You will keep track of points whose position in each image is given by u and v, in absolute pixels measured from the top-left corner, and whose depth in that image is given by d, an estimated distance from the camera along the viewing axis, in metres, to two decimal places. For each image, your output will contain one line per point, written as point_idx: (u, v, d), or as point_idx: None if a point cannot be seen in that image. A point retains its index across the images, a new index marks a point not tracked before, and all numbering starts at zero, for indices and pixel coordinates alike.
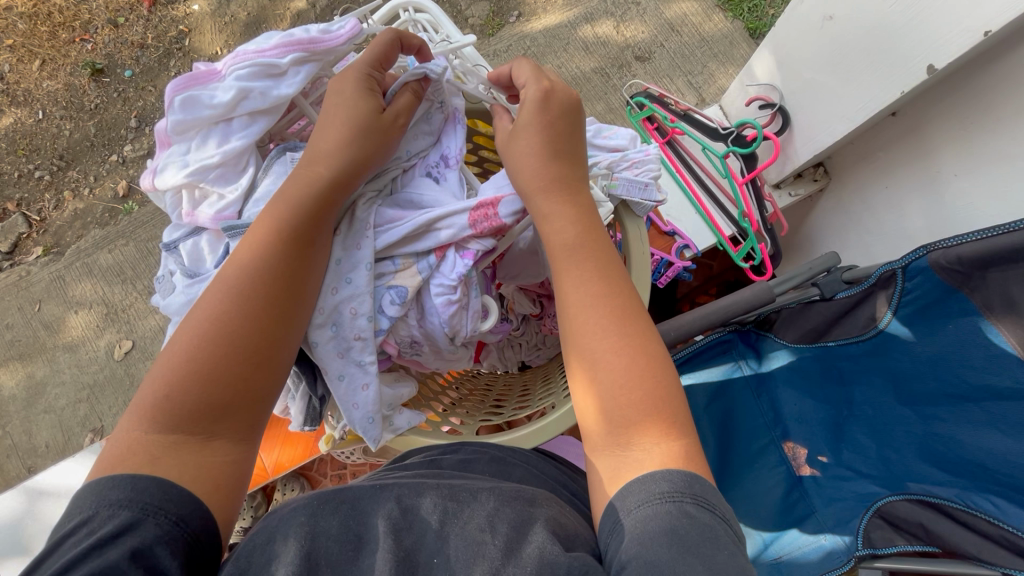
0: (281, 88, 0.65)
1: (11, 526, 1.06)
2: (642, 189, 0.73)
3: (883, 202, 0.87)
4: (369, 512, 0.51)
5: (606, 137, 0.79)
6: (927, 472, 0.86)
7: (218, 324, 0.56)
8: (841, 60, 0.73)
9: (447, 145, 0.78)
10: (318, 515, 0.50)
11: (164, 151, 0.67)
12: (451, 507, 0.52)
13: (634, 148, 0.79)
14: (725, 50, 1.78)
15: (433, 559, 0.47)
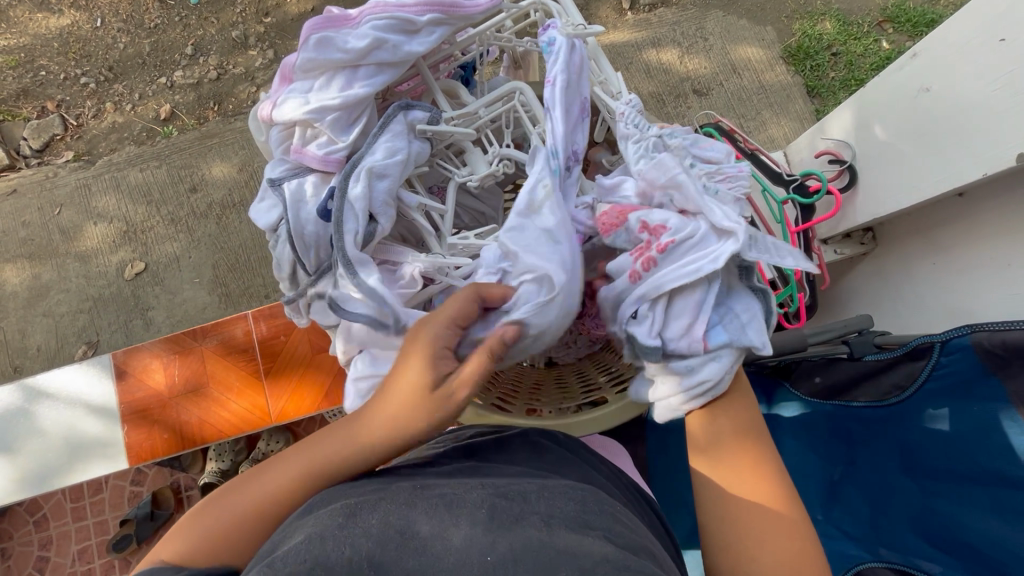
0: (412, 45, 0.65)
1: (6, 421, 1.05)
2: (738, 207, 0.64)
3: (927, 278, 0.88)
4: (407, 517, 0.48)
5: (701, 147, 0.71)
6: (914, 545, 0.88)
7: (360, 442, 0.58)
8: (927, 134, 0.75)
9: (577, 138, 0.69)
10: (355, 517, 0.48)
11: (283, 86, 0.67)
12: (501, 503, 0.52)
13: (729, 162, 0.69)
14: (780, 102, 1.80)
15: (488, 557, 0.45)
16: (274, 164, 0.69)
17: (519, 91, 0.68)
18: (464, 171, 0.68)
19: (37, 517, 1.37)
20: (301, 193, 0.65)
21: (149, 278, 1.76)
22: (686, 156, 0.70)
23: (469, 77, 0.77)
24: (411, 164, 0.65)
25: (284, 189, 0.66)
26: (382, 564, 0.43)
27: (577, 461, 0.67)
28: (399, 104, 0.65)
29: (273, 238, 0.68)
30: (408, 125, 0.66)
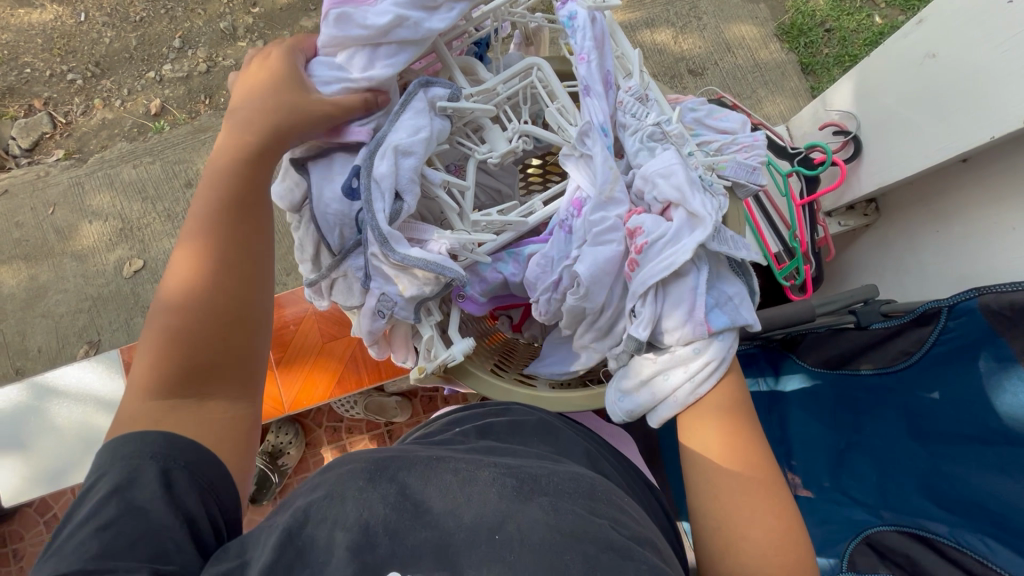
0: (431, 22, 0.64)
1: (18, 418, 1.05)
2: (750, 171, 0.69)
3: (931, 245, 0.89)
4: (423, 487, 0.49)
5: (715, 119, 0.75)
6: (922, 507, 0.90)
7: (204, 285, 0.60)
8: (933, 99, 0.76)
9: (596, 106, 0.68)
10: (376, 482, 0.48)
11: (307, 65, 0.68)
12: (514, 483, 0.51)
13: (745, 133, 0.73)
14: (776, 80, 1.80)
15: (496, 535, 0.46)
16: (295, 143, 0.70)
17: (537, 66, 0.68)
18: (484, 148, 0.68)
19: (49, 515, 1.37)
20: (326, 171, 0.66)
21: (148, 275, 1.75)
22: (699, 128, 0.74)
23: (484, 54, 0.76)
24: (434, 143, 0.65)
25: (308, 170, 0.67)
26: (397, 534, 0.45)
27: (591, 448, 0.67)
28: (420, 80, 0.65)
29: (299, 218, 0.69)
30: (430, 102, 0.65)
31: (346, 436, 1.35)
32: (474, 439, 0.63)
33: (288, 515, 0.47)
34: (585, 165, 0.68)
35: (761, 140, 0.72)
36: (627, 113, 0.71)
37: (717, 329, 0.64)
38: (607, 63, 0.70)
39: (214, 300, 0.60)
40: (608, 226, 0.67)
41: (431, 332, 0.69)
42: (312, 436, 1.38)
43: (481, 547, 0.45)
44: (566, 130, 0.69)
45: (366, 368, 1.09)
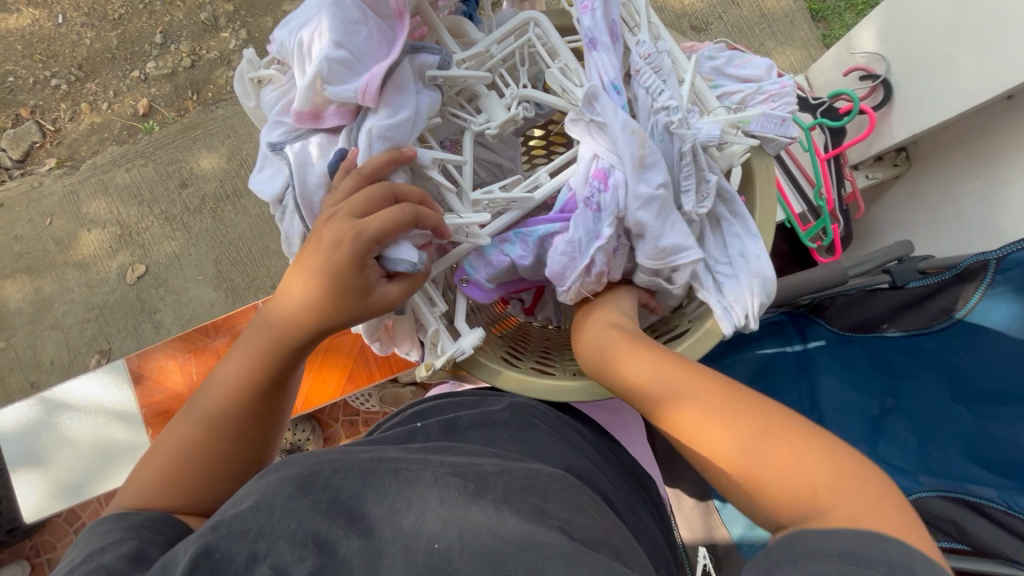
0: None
1: (28, 434, 1.03)
2: (779, 123, 0.59)
3: (971, 194, 0.82)
4: (357, 492, 0.48)
5: (736, 66, 0.65)
6: (967, 471, 0.86)
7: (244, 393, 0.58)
8: (971, 32, 0.69)
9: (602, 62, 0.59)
10: (307, 489, 0.46)
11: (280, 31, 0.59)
12: (455, 483, 0.50)
13: (772, 79, 0.63)
14: (785, 30, 1.71)
15: (436, 545, 0.44)
16: (270, 127, 0.61)
17: (534, 21, 0.61)
18: (481, 119, 0.62)
19: (76, 525, 1.37)
20: (306, 155, 0.58)
21: (152, 280, 1.72)
22: (718, 78, 0.65)
23: (473, 13, 0.67)
24: (423, 116, 0.59)
25: (286, 153, 0.58)
26: (329, 544, 0.43)
27: (562, 449, 0.64)
28: (408, 46, 0.59)
29: (280, 210, 0.61)
30: (418, 71, 0.59)
31: (363, 429, 1.33)
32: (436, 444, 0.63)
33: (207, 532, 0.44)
34: (598, 132, 0.60)
35: (791, 86, 0.62)
36: (642, 85, 0.60)
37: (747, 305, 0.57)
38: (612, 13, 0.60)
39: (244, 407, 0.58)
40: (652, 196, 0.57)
41: (437, 324, 0.64)
42: (330, 431, 1.36)
43: (418, 562, 0.43)
44: (571, 92, 0.61)
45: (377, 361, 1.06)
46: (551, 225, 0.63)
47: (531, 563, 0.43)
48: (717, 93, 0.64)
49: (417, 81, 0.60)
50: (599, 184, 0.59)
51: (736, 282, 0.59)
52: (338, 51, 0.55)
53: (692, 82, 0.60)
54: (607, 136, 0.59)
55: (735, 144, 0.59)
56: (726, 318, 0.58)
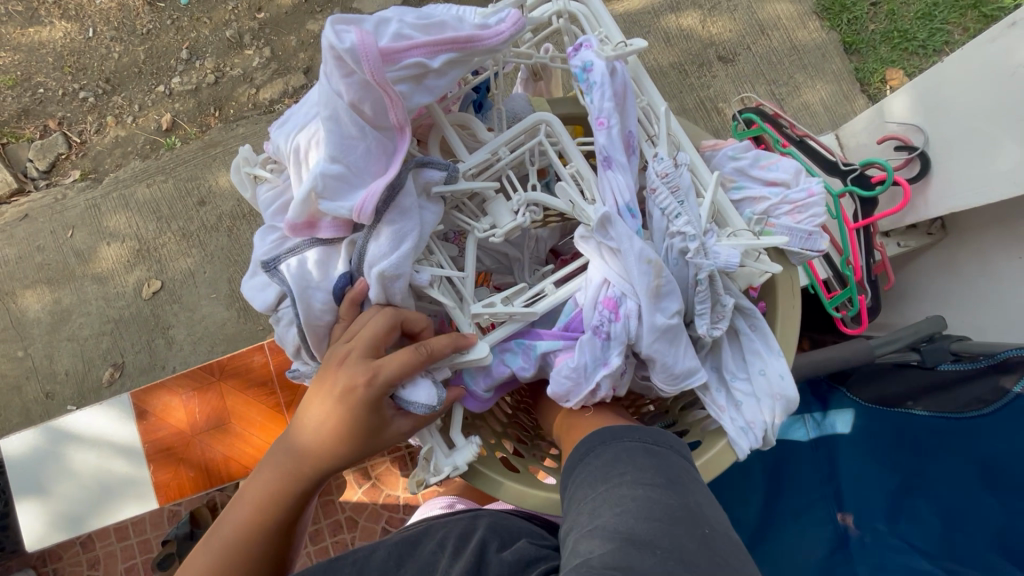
0: (418, 98, 0.50)
1: (34, 464, 1.03)
2: (806, 237, 0.59)
3: (1013, 275, 0.77)
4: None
5: (762, 167, 0.62)
6: (995, 564, 0.81)
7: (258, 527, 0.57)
8: (1020, 119, 0.63)
9: (616, 178, 0.56)
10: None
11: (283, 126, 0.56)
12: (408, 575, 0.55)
13: (798, 185, 0.60)
14: (816, 63, 1.65)
15: None
16: (263, 233, 0.60)
17: (545, 122, 0.56)
18: (486, 224, 0.57)
19: (82, 544, 1.39)
20: (306, 274, 0.57)
21: (167, 296, 1.74)
22: (742, 180, 0.62)
23: (484, 99, 0.64)
24: (423, 238, 0.55)
25: (282, 272, 0.57)
26: None
27: (535, 526, 0.67)
28: (414, 160, 0.54)
29: (275, 317, 0.60)
30: (423, 187, 0.55)
31: (366, 461, 1.32)
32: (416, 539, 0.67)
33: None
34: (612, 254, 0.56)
35: (818, 194, 0.60)
36: (656, 205, 0.56)
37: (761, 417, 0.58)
38: (630, 124, 0.57)
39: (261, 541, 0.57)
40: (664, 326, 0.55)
41: (431, 442, 0.61)
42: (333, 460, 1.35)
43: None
44: (581, 206, 0.56)
45: None
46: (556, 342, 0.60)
47: None
48: (739, 197, 0.62)
49: (421, 194, 0.55)
50: (610, 313, 0.56)
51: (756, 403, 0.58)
52: (332, 168, 0.50)
53: (714, 199, 0.56)
54: (620, 262, 0.56)
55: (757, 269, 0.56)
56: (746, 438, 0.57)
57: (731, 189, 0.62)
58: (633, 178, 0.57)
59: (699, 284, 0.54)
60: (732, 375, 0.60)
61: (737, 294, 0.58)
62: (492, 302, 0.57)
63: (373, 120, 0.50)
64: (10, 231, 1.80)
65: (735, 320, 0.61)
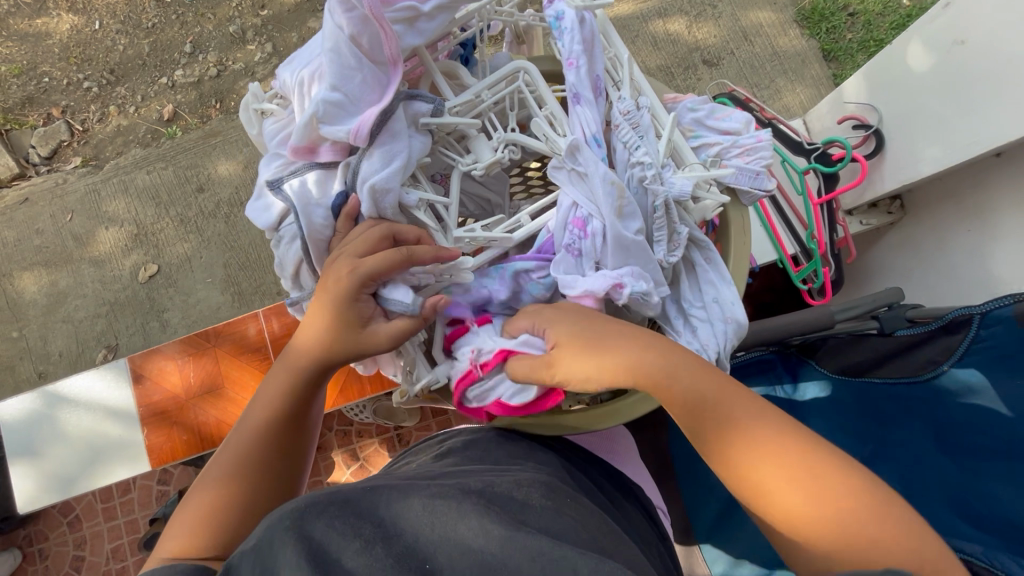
0: (410, 38, 0.58)
1: (29, 427, 1.06)
2: (754, 176, 0.61)
3: (963, 246, 0.82)
4: (357, 515, 0.47)
5: (717, 119, 0.66)
6: (949, 525, 0.83)
7: (266, 426, 0.62)
8: (963, 91, 0.70)
9: (584, 116, 0.61)
10: (303, 518, 0.45)
11: (290, 64, 0.63)
12: (442, 504, 0.51)
13: (749, 132, 0.64)
14: (796, 69, 1.73)
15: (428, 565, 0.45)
16: (268, 159, 0.64)
17: (524, 70, 0.61)
18: (469, 159, 0.62)
19: (69, 520, 1.40)
20: (306, 193, 0.61)
21: (163, 280, 1.77)
22: (699, 130, 0.66)
23: (469, 55, 0.69)
24: (412, 162, 0.60)
25: (286, 191, 0.61)
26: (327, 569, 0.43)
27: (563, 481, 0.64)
28: (403, 93, 0.59)
29: (274, 238, 0.64)
30: (411, 118, 0.60)
31: (355, 441, 1.35)
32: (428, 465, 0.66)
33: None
34: (579, 182, 0.61)
35: (767, 141, 0.63)
36: (620, 139, 0.61)
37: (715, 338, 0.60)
38: (597, 69, 0.62)
39: (266, 438, 0.62)
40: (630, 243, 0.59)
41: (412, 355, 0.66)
42: (323, 439, 1.38)
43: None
44: (553, 140, 0.61)
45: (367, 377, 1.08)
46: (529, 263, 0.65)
47: None
48: (694, 144, 0.65)
49: (410, 126, 0.60)
50: (579, 233, 0.62)
51: (710, 327, 0.60)
52: (331, 96, 0.56)
53: (669, 138, 0.61)
54: (587, 188, 0.61)
55: (708, 200, 0.60)
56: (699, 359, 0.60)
57: (690, 137, 0.65)
58: (601, 117, 0.62)
59: (657, 210, 0.58)
60: (688, 304, 0.62)
61: (692, 227, 0.62)
62: (473, 227, 0.63)
63: (372, 53, 0.57)
64: (10, 214, 1.83)
65: (689, 254, 0.63)
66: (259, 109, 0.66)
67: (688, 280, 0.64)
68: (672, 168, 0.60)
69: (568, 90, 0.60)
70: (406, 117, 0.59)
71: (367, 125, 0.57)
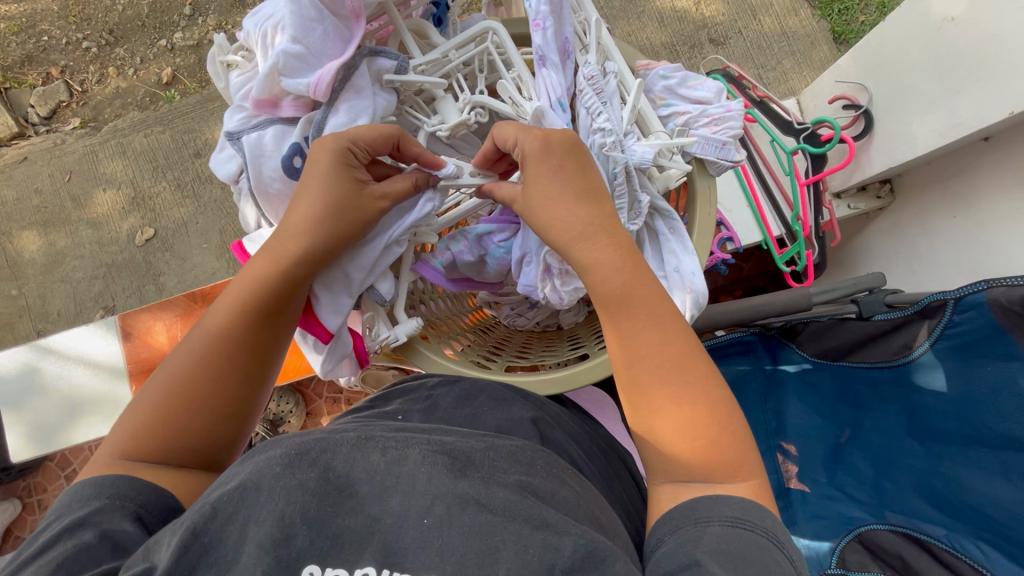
0: None
1: (19, 378, 1.08)
2: (720, 147, 0.60)
3: (947, 232, 0.82)
4: (346, 467, 0.45)
5: (690, 88, 0.65)
6: (919, 508, 0.86)
7: (217, 342, 0.56)
8: (950, 72, 0.69)
9: (548, 79, 0.59)
10: (294, 466, 0.44)
11: (257, 9, 0.62)
12: (445, 461, 0.48)
13: (719, 102, 0.63)
14: (804, 51, 1.53)
15: (425, 520, 0.44)
16: (231, 112, 0.63)
17: (493, 30, 0.60)
18: (435, 120, 0.62)
19: (67, 472, 1.43)
20: (260, 147, 0.60)
21: (160, 244, 1.77)
22: (670, 98, 0.65)
23: (443, 15, 0.67)
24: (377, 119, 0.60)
25: (242, 143, 0.60)
26: (317, 522, 0.42)
27: (562, 462, 0.57)
28: (366, 49, 0.58)
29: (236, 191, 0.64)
30: (375, 75, 0.59)
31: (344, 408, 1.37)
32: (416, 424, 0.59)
33: (195, 511, 0.43)
34: None
35: (736, 110, 0.63)
36: (583, 105, 0.60)
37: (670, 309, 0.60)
38: (566, 28, 0.60)
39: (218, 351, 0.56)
40: None
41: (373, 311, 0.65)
42: (312, 406, 1.41)
43: (409, 537, 0.43)
44: (520, 105, 0.60)
45: None
46: (491, 226, 0.71)
47: (442, 552, 0.43)
48: (664, 113, 0.64)
49: (374, 83, 0.60)
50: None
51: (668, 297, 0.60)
52: (292, 47, 0.56)
53: (636, 104, 0.60)
54: None
55: (672, 169, 0.61)
56: None
57: (660, 106, 0.65)
58: (567, 82, 0.61)
59: (617, 178, 0.58)
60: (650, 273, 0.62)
61: (655, 195, 0.61)
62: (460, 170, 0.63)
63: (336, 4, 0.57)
64: (10, 172, 1.83)
65: (654, 222, 0.63)
66: (227, 55, 0.65)
67: (653, 248, 0.64)
68: (635, 136, 0.59)
69: (535, 52, 0.59)
70: (369, 72, 0.59)
71: (329, 76, 0.57)
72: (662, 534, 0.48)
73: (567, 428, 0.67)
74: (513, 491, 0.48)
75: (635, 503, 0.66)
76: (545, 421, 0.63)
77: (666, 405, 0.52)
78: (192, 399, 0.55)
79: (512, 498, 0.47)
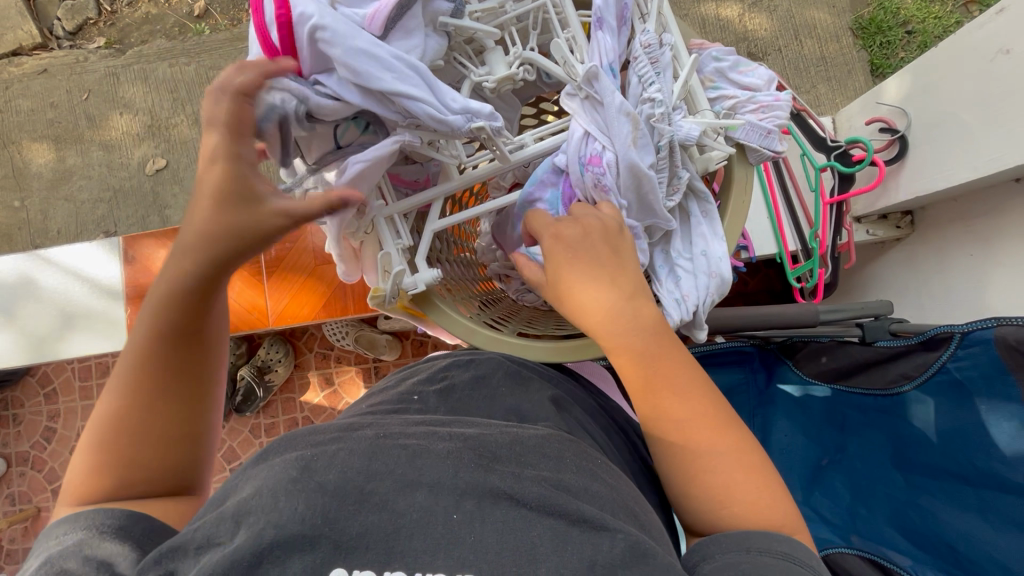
0: None
1: (17, 284, 1.08)
2: (765, 135, 0.60)
3: (963, 270, 0.82)
4: (364, 472, 0.46)
5: (740, 74, 0.65)
6: (889, 536, 0.88)
7: (135, 385, 0.53)
8: (996, 105, 0.69)
9: (605, 41, 0.59)
10: (310, 472, 0.45)
11: None
12: (476, 456, 0.50)
13: (768, 91, 0.63)
14: (840, 78, 1.52)
15: (453, 515, 0.44)
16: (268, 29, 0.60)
17: None
18: (482, 70, 0.61)
19: (47, 390, 1.42)
20: None
21: (168, 176, 1.74)
22: (719, 81, 0.65)
23: None
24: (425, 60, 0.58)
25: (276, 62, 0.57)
26: (335, 522, 0.42)
27: (587, 445, 0.57)
28: None
29: None
30: (429, 17, 0.57)
31: (333, 366, 1.36)
32: (432, 409, 0.61)
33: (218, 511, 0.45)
34: (592, 109, 0.59)
35: (785, 102, 0.63)
36: (635, 73, 0.59)
37: (696, 291, 0.60)
38: None
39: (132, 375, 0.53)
40: (638, 180, 0.57)
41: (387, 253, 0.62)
42: (301, 359, 1.40)
43: (437, 538, 0.43)
44: (572, 65, 0.59)
45: (352, 297, 1.10)
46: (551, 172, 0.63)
47: (437, 525, 0.44)
48: (712, 95, 0.64)
49: (427, 23, 0.58)
50: (595, 170, 0.58)
51: (692, 279, 0.61)
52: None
53: (687, 81, 0.59)
54: (601, 115, 0.59)
55: (715, 151, 0.60)
56: (675, 308, 0.60)
57: (708, 88, 0.65)
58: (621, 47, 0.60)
59: (661, 151, 0.58)
60: (676, 254, 0.63)
61: (692, 175, 0.62)
62: (524, 142, 0.61)
63: None
64: (27, 83, 1.80)
65: (688, 203, 0.64)
66: None
67: (683, 232, 0.64)
68: (683, 112, 0.59)
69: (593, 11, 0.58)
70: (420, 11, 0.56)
71: (384, 12, 0.54)
72: (704, 553, 0.48)
73: (582, 404, 0.67)
74: (542, 486, 0.49)
75: (649, 472, 0.68)
76: (562, 401, 0.64)
77: (717, 465, 0.51)
78: (123, 433, 0.52)
79: (543, 494, 0.47)
